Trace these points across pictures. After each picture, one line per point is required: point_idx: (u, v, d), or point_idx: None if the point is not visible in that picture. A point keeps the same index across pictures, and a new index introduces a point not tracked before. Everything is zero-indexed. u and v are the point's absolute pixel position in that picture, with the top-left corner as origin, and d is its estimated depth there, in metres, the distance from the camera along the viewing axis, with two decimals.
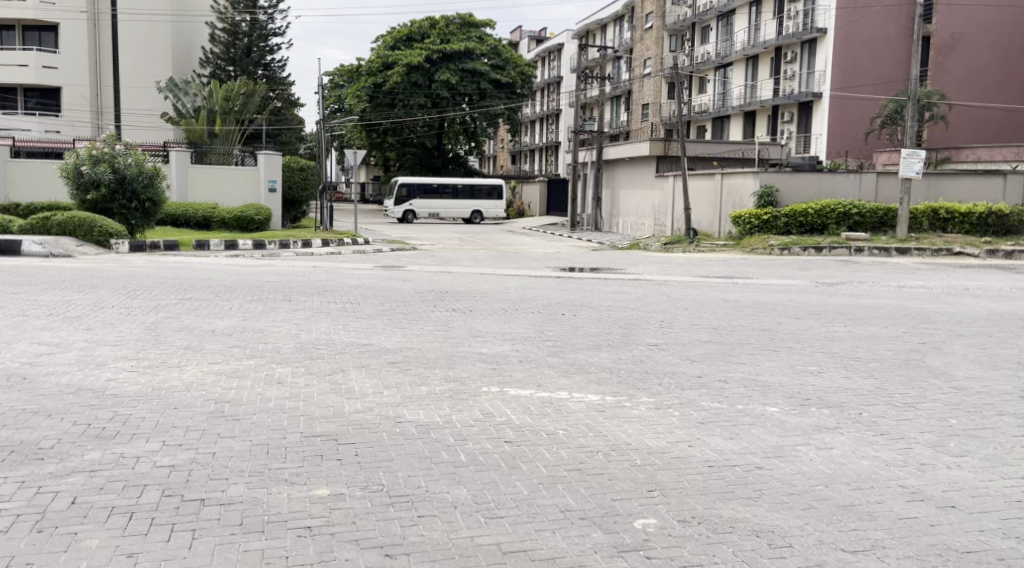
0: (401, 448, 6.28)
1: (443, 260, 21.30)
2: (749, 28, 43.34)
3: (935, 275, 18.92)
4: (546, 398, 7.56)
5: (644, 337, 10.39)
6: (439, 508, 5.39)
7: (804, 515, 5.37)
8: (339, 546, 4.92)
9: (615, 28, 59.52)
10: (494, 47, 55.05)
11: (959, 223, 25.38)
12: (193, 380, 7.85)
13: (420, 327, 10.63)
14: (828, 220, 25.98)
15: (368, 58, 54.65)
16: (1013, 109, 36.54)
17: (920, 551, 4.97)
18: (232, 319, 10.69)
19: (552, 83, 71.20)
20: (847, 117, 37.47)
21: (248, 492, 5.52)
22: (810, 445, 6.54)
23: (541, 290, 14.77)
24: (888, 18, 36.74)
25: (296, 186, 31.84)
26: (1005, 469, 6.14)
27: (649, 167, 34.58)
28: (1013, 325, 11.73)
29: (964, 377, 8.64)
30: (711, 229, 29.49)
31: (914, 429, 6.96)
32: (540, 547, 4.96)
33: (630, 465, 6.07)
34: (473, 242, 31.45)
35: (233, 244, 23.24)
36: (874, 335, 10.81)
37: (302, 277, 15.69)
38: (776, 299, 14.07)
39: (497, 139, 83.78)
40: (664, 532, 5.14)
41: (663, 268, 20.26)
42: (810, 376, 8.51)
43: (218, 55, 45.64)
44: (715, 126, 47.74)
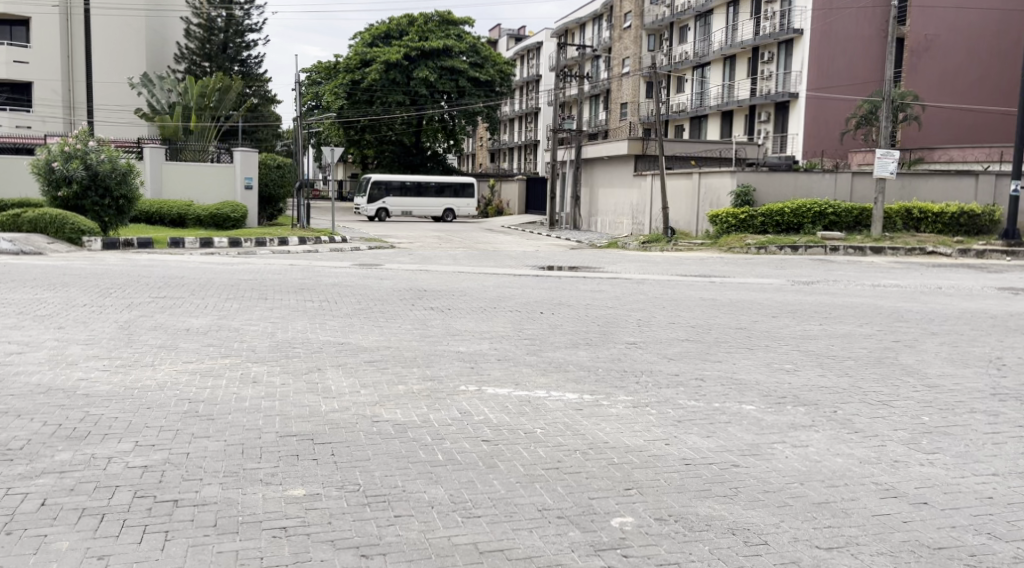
0: (378, 448, 6.23)
1: (421, 259, 21.22)
2: (726, 28, 43.53)
3: (909, 274, 19.01)
4: (524, 398, 7.52)
5: (621, 336, 10.38)
6: (415, 507, 5.35)
7: (780, 512, 5.38)
8: (315, 547, 4.88)
9: (594, 28, 59.67)
10: (473, 45, 55.03)
11: (932, 223, 25.64)
12: (167, 379, 7.77)
13: (398, 325, 10.59)
14: (804, 220, 26.12)
15: (346, 56, 54.36)
16: (983, 111, 36.91)
17: (893, 547, 4.99)
18: (206, 318, 10.58)
19: (531, 82, 71.24)
20: (823, 117, 37.69)
21: (222, 492, 5.46)
22: (785, 443, 6.56)
23: (519, 289, 14.71)
24: (863, 20, 37.04)
25: (272, 184, 31.56)
26: (977, 465, 6.19)
27: (627, 166, 34.64)
28: (985, 323, 11.82)
29: (937, 375, 8.71)
30: (689, 228, 29.59)
31: (887, 426, 7.01)
32: (517, 547, 4.94)
33: (607, 464, 6.06)
34: (452, 240, 31.34)
35: (209, 242, 23.07)
36: (849, 333, 10.87)
37: (278, 275, 15.52)
38: (752, 298, 14.12)
39: (476, 137, 83.76)
40: (640, 530, 5.14)
41: (641, 267, 20.25)
42: (786, 374, 8.55)
43: (194, 51, 45.23)
44: (692, 126, 47.94)
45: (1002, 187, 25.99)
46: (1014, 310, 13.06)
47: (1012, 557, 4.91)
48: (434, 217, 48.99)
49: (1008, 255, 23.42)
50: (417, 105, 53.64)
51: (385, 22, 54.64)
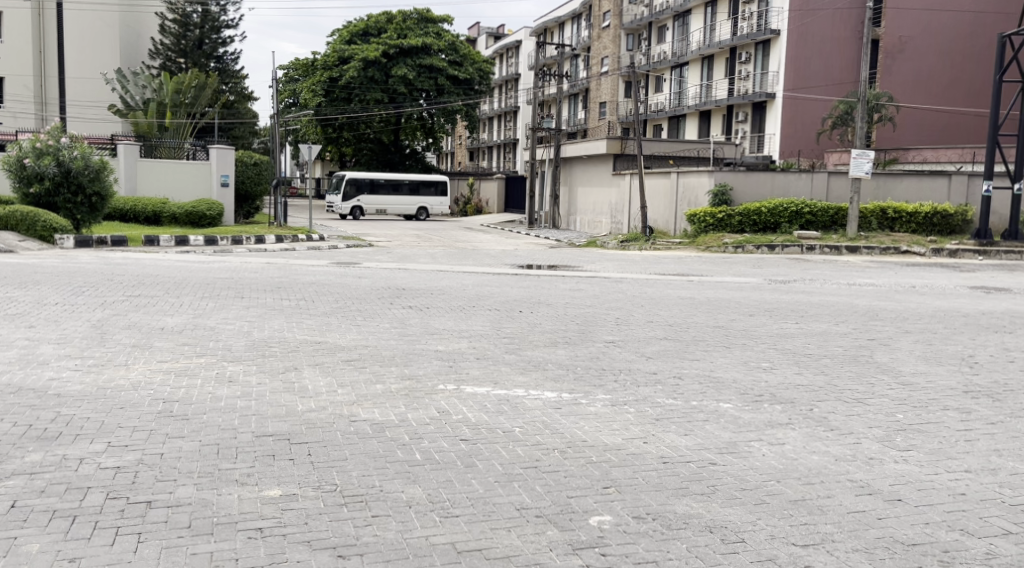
0: (356, 448, 6.18)
1: (399, 257, 21.19)
2: (704, 28, 43.72)
3: (883, 273, 19.07)
4: (503, 397, 7.50)
5: (600, 334, 10.37)
6: (392, 507, 5.32)
7: (757, 510, 5.39)
8: (291, 547, 4.84)
9: (573, 27, 59.75)
10: (452, 43, 55.08)
11: (906, 223, 25.86)
12: (140, 378, 7.69)
13: (376, 324, 10.54)
14: (781, 219, 26.25)
15: (323, 53, 54.13)
16: (956, 112, 37.00)
17: (869, 544, 5.01)
18: (181, 317, 10.48)
19: (510, 80, 71.21)
20: (799, 117, 37.90)
21: (197, 493, 5.40)
22: (763, 441, 6.56)
23: (498, 287, 14.67)
24: (838, 22, 37.34)
25: (249, 181, 31.32)
26: (951, 462, 6.23)
27: (606, 165, 34.69)
28: (958, 321, 11.93)
29: (910, 373, 8.77)
30: (667, 227, 29.70)
31: (861, 424, 7.04)
32: (496, 546, 4.92)
33: (586, 462, 6.06)
34: (430, 239, 31.32)
35: (184, 240, 22.90)
36: (825, 332, 10.91)
37: (254, 274, 15.39)
38: (730, 296, 14.18)
39: (455, 135, 83.65)
40: (618, 529, 5.13)
41: (620, 265, 20.31)
42: (763, 373, 8.58)
43: (169, 47, 45.20)
44: (671, 125, 48.08)
45: (973, 187, 26.28)
46: (987, 309, 13.18)
47: (985, 554, 4.93)
48: (408, 216, 48.96)
49: (981, 254, 23.61)
50: (394, 102, 53.37)
51: (363, 20, 54.51)
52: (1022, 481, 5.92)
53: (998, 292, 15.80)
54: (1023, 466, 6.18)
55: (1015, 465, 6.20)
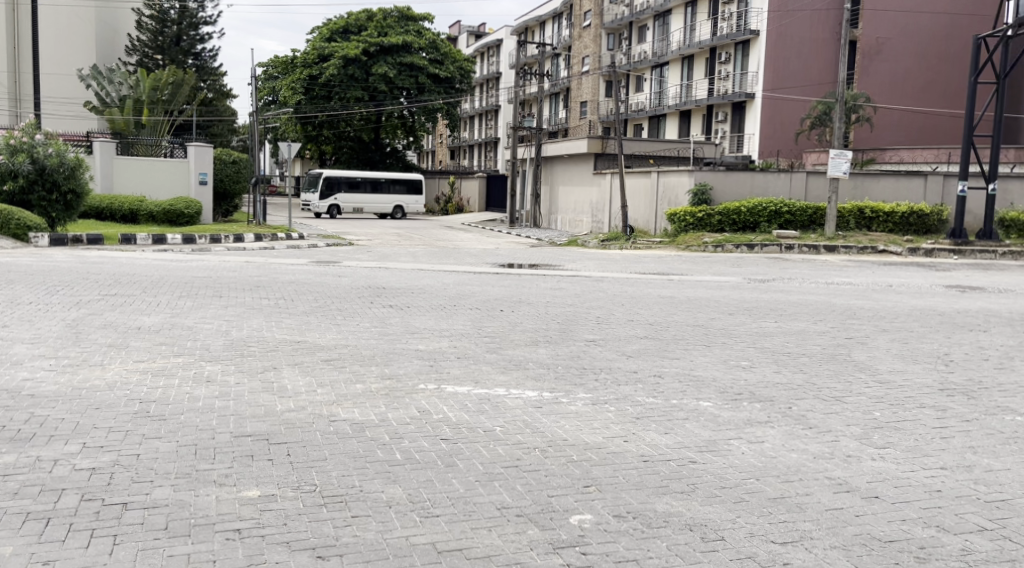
0: (335, 448, 6.14)
1: (379, 255, 21.15)
2: (684, 28, 43.86)
3: (860, 273, 19.17)
4: (484, 395, 7.49)
5: (581, 333, 10.36)
6: (372, 507, 5.28)
7: (736, 508, 5.39)
8: (269, 548, 4.79)
9: (553, 26, 59.77)
10: (433, 41, 55.07)
11: (883, 222, 26.05)
12: (117, 378, 7.61)
13: (356, 323, 10.47)
14: (760, 219, 26.34)
15: (303, 51, 53.67)
16: (932, 112, 37.30)
17: (846, 541, 5.02)
18: (159, 316, 10.40)
19: (491, 79, 71.13)
20: (778, 118, 38.09)
21: (174, 495, 5.34)
22: (742, 439, 6.58)
23: (478, 286, 14.64)
24: (816, 23, 37.59)
25: (227, 179, 31.10)
26: (927, 459, 6.26)
27: (587, 164, 34.71)
28: (934, 320, 12.01)
29: (887, 371, 8.82)
30: (647, 226, 29.76)
31: (840, 422, 7.06)
32: (477, 546, 4.89)
33: (566, 461, 6.03)
34: (411, 237, 31.17)
35: (162, 238, 22.74)
36: (803, 330, 10.95)
37: (233, 273, 15.31)
38: (710, 295, 14.20)
39: (436, 134, 83.48)
40: (599, 528, 5.11)
41: (601, 264, 20.28)
42: (742, 371, 8.61)
43: (146, 43, 44.88)
44: (651, 124, 48.13)
45: (949, 187, 26.46)
46: (963, 308, 13.26)
47: (960, 550, 4.95)
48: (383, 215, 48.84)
49: (956, 254, 23.81)
50: (375, 100, 53.15)
51: (344, 17, 54.30)
52: (997, 479, 5.95)
53: (974, 291, 15.90)
54: (998, 463, 6.22)
55: (989, 462, 6.24)
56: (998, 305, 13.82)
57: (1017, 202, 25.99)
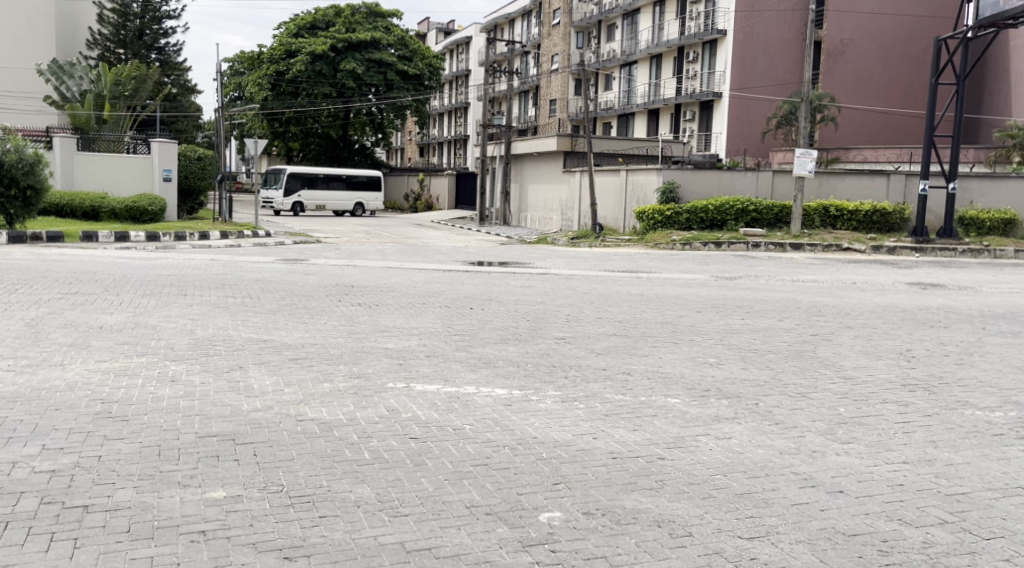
0: (303, 448, 6.07)
1: (346, 254, 21.00)
2: (652, 27, 44.04)
3: (824, 270, 19.35)
4: (453, 393, 7.45)
5: (550, 331, 10.34)
6: (340, 507, 5.22)
7: (704, 504, 5.39)
8: (235, 551, 4.71)
9: (522, 24, 59.80)
10: (401, 38, 54.97)
11: (848, 220, 26.30)
12: (78, 378, 7.49)
13: (323, 322, 10.35)
14: (727, 217, 26.52)
15: (270, 46, 52.98)
16: (893, 112, 38.04)
17: (810, 535, 5.04)
18: (121, 315, 10.24)
19: (460, 76, 70.98)
20: (745, 116, 38.34)
21: (137, 497, 5.24)
22: (709, 435, 6.59)
23: (448, 285, 14.59)
24: (782, 23, 37.90)
25: (193, 176, 30.73)
26: (889, 454, 6.32)
27: (556, 162, 34.74)
28: (897, 317, 12.13)
29: (852, 367, 8.88)
30: (616, 225, 29.84)
31: (806, 417, 7.09)
32: (444, 545, 4.85)
33: (536, 458, 6.02)
34: (379, 235, 31.03)
35: (124, 236, 22.46)
36: (770, 327, 11.03)
37: (197, 270, 15.14)
38: (677, 293, 14.24)
39: (405, 131, 83.21)
40: (568, 525, 5.09)
41: (570, 262, 20.32)
42: (710, 368, 8.62)
43: (107, 37, 44.50)
44: (620, 122, 48.25)
45: (911, 187, 26.76)
46: (924, 305, 13.41)
47: (922, 543, 4.99)
48: (342, 211, 48.46)
49: (918, 252, 24.08)
50: (342, 97, 52.82)
51: (311, 13, 53.84)
52: (957, 472, 6.00)
53: (935, 288, 16.08)
54: (958, 457, 6.27)
55: (950, 456, 6.29)
56: (959, 301, 14.02)
57: (976, 201, 26.22)
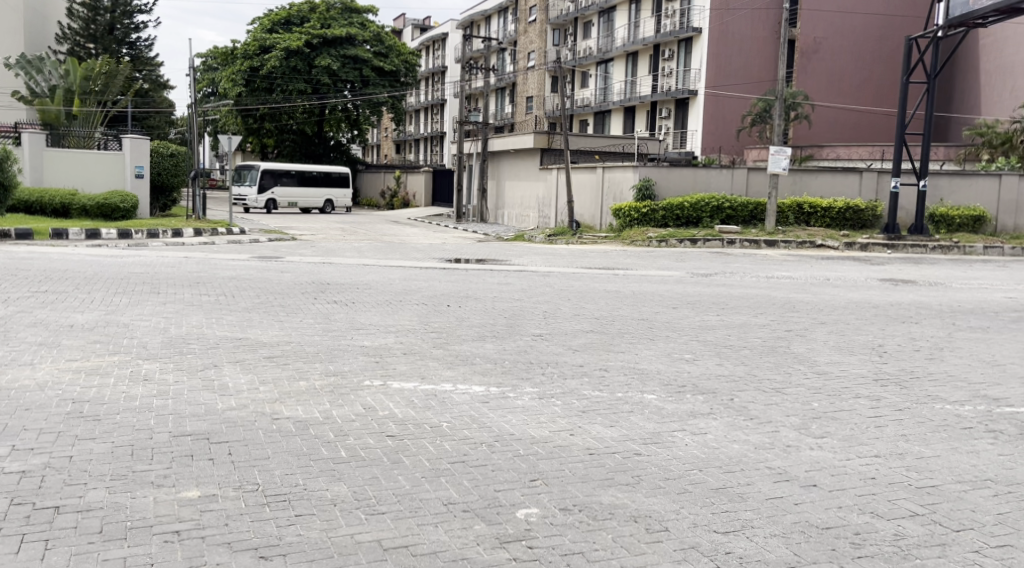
0: (278, 446, 6.03)
1: (323, 251, 20.92)
2: (628, 25, 44.15)
3: (799, 266, 19.51)
4: (430, 390, 7.43)
5: (528, 328, 10.34)
6: (316, 505, 5.19)
7: (680, 499, 5.41)
8: (210, 550, 4.67)
9: (499, 21, 59.75)
10: (377, 34, 54.89)
11: (821, 217, 26.46)
12: (48, 377, 7.40)
13: (299, 320, 10.31)
14: (703, 214, 26.62)
15: (244, 42, 52.54)
16: (866, 110, 38.40)
17: (785, 529, 5.06)
18: (92, 314, 10.10)
19: (437, 73, 70.85)
20: (720, 114, 38.47)
21: (109, 497, 5.19)
22: (685, 431, 6.61)
23: (425, 281, 14.56)
24: (757, 21, 38.11)
25: (165, 173, 30.40)
26: (862, 448, 6.36)
27: (533, 159, 34.74)
28: (870, 312, 12.24)
29: (825, 362, 8.94)
30: (593, 221, 29.88)
31: (780, 412, 7.14)
32: (422, 542, 4.83)
33: (513, 455, 6.00)
34: (354, 232, 30.96)
35: (96, 233, 22.22)
36: (744, 323, 11.09)
37: (170, 268, 15.03)
38: (655, 289, 14.29)
39: (381, 128, 82.98)
40: (545, 521, 5.08)
41: (547, 259, 20.32)
42: (686, 364, 8.65)
43: (77, 31, 44.44)
44: (596, 120, 48.32)
45: (883, 183, 27.00)
46: (896, 300, 13.53)
47: (893, 535, 5.03)
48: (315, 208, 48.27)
49: (890, 248, 24.28)
50: (318, 93, 52.59)
51: (285, 8, 53.52)
52: (927, 465, 6.06)
53: (906, 284, 16.25)
54: (928, 451, 6.33)
55: (921, 450, 6.34)
56: (929, 297, 14.17)
57: (946, 198, 26.47)
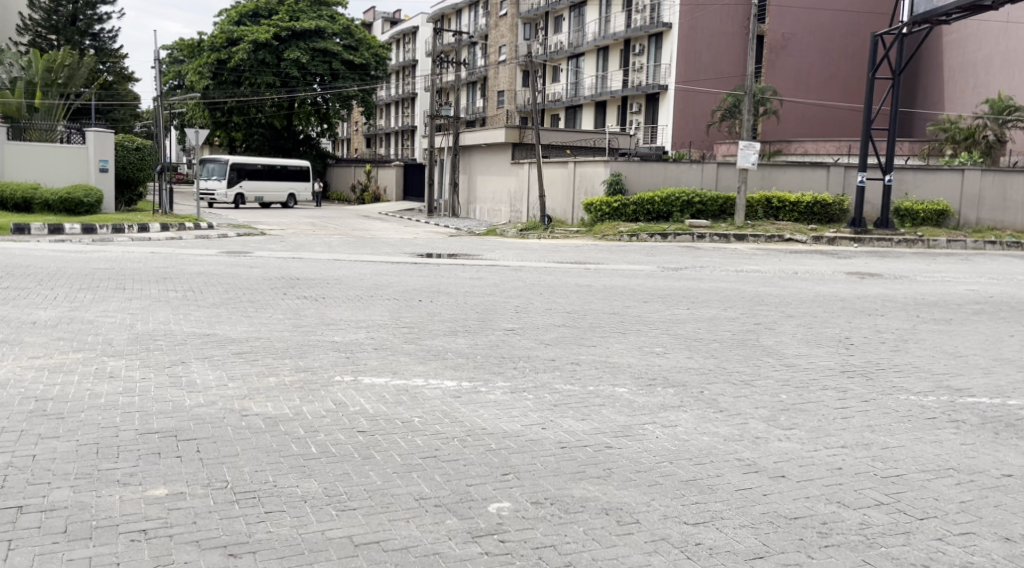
0: (247, 443, 5.97)
1: (293, 246, 20.82)
2: (598, 20, 44.19)
3: (767, 260, 19.65)
4: (402, 386, 7.38)
5: (500, 322, 10.33)
6: (287, 502, 5.14)
7: (651, 491, 5.42)
8: (178, 548, 4.62)
9: (469, 14, 59.62)
10: (347, 27, 54.68)
11: (789, 212, 26.67)
12: (10, 375, 7.29)
13: (268, 315, 10.21)
14: (673, 208, 26.73)
15: (211, 34, 52.05)
16: (833, 106, 38.72)
17: (754, 519, 5.09)
18: (56, 310, 9.97)
19: (407, 66, 70.56)
20: (690, 110, 38.63)
21: (73, 496, 5.10)
22: (655, 423, 6.62)
23: (396, 276, 14.45)
24: (727, 17, 38.29)
25: (130, 167, 30.00)
26: (829, 439, 6.40)
27: (505, 154, 34.73)
28: (836, 305, 12.35)
29: (793, 355, 9.00)
30: (564, 216, 29.91)
31: (749, 405, 7.17)
32: (393, 538, 4.80)
33: (486, 449, 5.98)
34: (325, 227, 30.80)
35: (59, 228, 21.99)
36: (714, 317, 11.14)
37: (136, 264, 14.83)
38: (625, 284, 14.30)
39: (351, 121, 82.56)
40: (518, 515, 5.07)
41: (519, 253, 20.32)
42: (656, 357, 8.68)
43: (40, 23, 44.02)
44: (568, 114, 48.37)
45: (849, 178, 27.26)
46: (862, 294, 13.65)
47: (859, 524, 5.06)
48: (280, 202, 47.88)
49: (856, 242, 24.51)
50: (287, 86, 52.12)
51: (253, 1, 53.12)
52: (892, 455, 6.12)
53: (872, 277, 16.40)
54: (893, 441, 6.39)
55: (886, 440, 6.41)
56: (895, 290, 14.29)
57: (911, 193, 26.75)
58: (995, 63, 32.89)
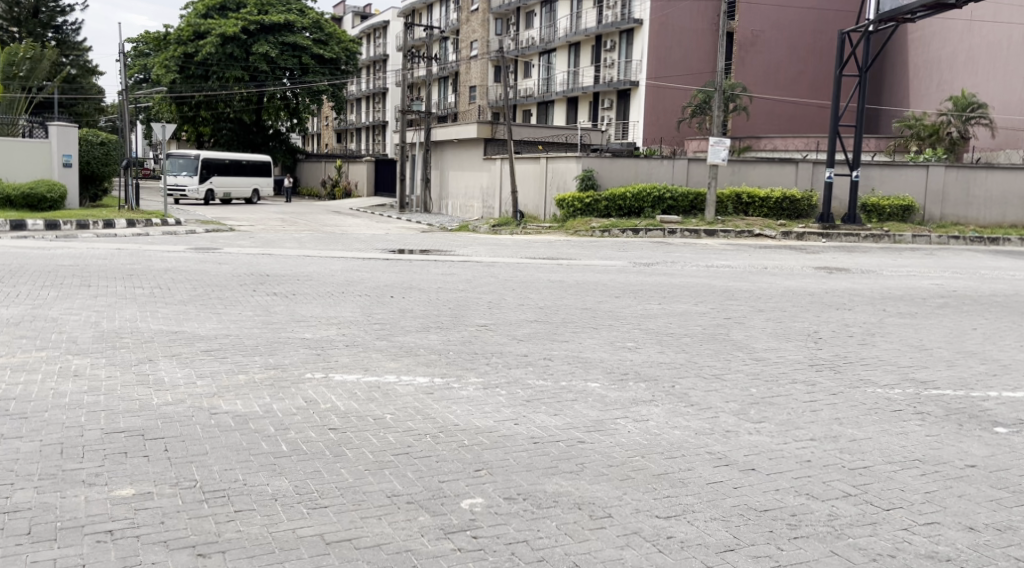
0: (216, 441, 5.89)
1: (261, 242, 20.63)
2: (570, 15, 44.19)
3: (737, 255, 19.74)
4: (374, 382, 7.34)
5: (472, 318, 10.31)
6: (257, 501, 5.08)
7: (623, 485, 5.41)
8: (145, 549, 4.54)
9: (441, 10, 59.44)
10: (317, 21, 54.32)
11: (759, 207, 26.79)
12: None
13: (238, 313, 10.09)
14: (644, 204, 26.79)
15: (177, 27, 51.55)
16: (801, 102, 39.00)
17: (725, 512, 5.09)
18: (19, 308, 9.81)
19: (378, 61, 70.20)
20: (660, 106, 38.74)
21: (37, 497, 5.01)
22: (627, 418, 6.63)
23: (368, 272, 14.35)
24: (696, 14, 38.42)
25: (95, 162, 29.63)
26: (799, 432, 6.42)
27: (477, 150, 34.68)
28: (805, 300, 12.42)
29: (763, 349, 9.04)
30: (537, 212, 29.92)
31: (719, 399, 7.19)
32: (365, 535, 4.75)
33: (458, 446, 5.95)
34: (295, 223, 30.60)
35: (21, 224, 21.64)
36: (685, 312, 11.18)
37: (102, 260, 14.67)
38: (598, 279, 14.32)
39: (322, 117, 82.03)
40: (490, 510, 5.04)
41: (491, 249, 20.27)
42: (628, 352, 8.69)
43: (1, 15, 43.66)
44: (539, 110, 48.35)
45: (818, 174, 27.54)
46: (831, 288, 13.75)
47: (828, 516, 5.09)
48: (248, 198, 47.46)
49: (824, 237, 24.70)
50: (256, 80, 51.71)
51: None
52: (860, 447, 6.15)
53: (840, 272, 16.52)
54: (860, 433, 6.43)
55: (854, 432, 6.45)
56: (862, 284, 14.41)
57: (877, 189, 26.94)
58: (958, 61, 33.30)
